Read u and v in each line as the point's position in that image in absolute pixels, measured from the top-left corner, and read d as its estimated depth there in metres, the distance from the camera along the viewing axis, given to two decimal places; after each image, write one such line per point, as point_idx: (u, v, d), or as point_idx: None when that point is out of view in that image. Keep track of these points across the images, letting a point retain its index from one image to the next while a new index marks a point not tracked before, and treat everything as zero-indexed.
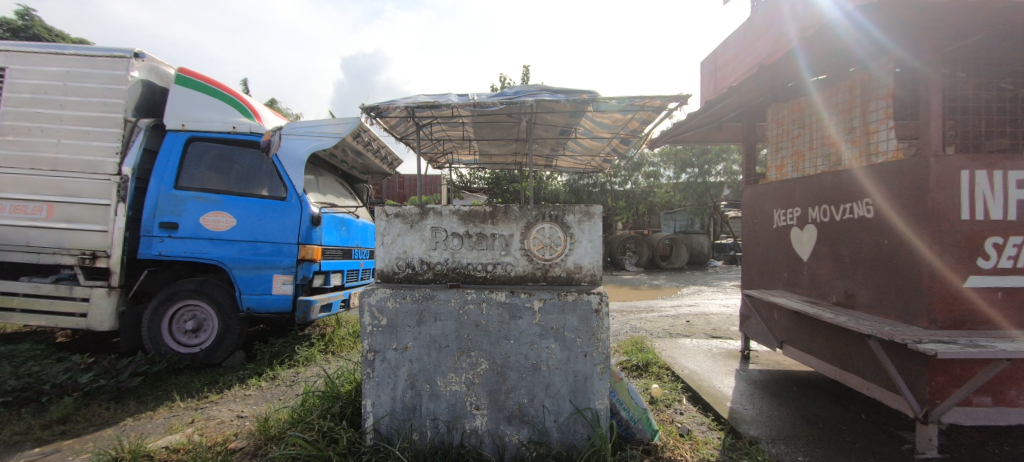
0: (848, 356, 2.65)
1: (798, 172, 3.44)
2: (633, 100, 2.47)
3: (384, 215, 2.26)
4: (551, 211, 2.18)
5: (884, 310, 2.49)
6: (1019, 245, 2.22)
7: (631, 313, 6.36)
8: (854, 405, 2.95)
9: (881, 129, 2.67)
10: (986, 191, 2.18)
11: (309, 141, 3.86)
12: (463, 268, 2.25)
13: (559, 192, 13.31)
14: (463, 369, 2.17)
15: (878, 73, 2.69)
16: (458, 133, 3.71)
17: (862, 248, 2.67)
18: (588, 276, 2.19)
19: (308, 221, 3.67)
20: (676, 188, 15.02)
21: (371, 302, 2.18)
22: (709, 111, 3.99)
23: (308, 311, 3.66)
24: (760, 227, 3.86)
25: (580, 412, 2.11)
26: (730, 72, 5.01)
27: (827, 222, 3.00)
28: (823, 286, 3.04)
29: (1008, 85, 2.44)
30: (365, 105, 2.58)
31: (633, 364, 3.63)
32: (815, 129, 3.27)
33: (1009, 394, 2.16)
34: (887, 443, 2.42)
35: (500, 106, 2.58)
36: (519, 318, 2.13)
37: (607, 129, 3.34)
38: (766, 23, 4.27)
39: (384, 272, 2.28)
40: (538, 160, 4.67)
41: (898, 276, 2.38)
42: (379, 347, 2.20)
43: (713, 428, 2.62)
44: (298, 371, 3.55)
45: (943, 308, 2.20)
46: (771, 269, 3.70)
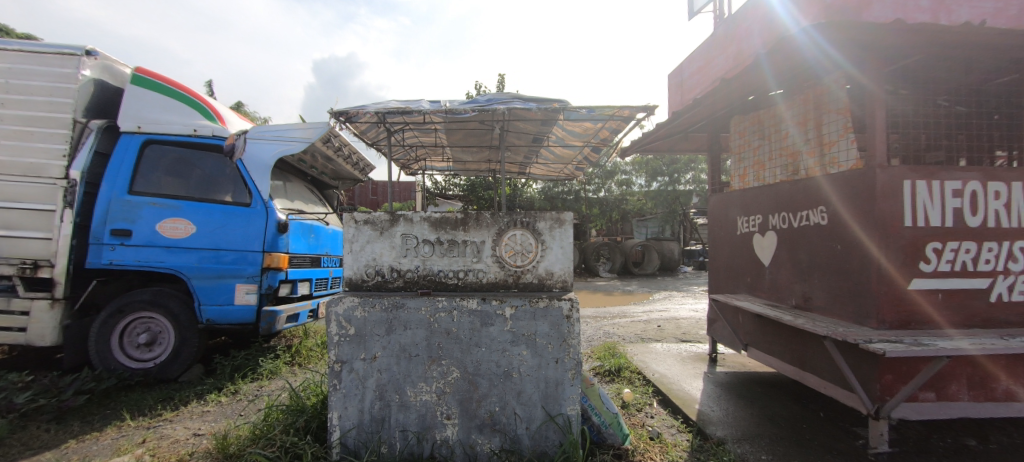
0: (806, 357, 2.77)
1: (760, 181, 3.64)
2: (603, 110, 2.53)
3: (353, 221, 2.20)
4: (522, 218, 2.19)
5: (838, 311, 2.63)
6: (955, 250, 2.40)
7: (604, 319, 6.45)
8: (813, 403, 3.08)
9: (835, 141, 2.85)
10: (925, 199, 2.35)
11: (275, 145, 3.73)
12: (434, 275, 2.22)
13: (534, 199, 13.43)
14: (434, 378, 2.14)
15: (832, 87, 2.87)
16: (431, 139, 3.69)
17: (818, 254, 2.81)
18: (559, 282, 2.21)
19: (273, 228, 3.54)
20: (648, 196, 15.44)
21: (338, 311, 2.12)
22: (677, 121, 4.13)
23: (273, 322, 3.49)
24: (724, 233, 4.01)
25: (552, 419, 2.11)
26: (695, 84, 5.21)
27: (786, 228, 3.15)
28: (783, 290, 3.18)
29: (943, 102, 2.65)
30: (334, 110, 2.53)
31: (606, 369, 3.67)
32: (774, 140, 3.45)
33: (950, 389, 2.31)
34: (843, 440, 2.54)
35: (472, 113, 2.58)
36: (490, 325, 2.12)
37: (578, 137, 3.40)
38: (727, 39, 4.47)
39: (352, 280, 2.22)
40: (512, 167, 4.71)
41: (851, 280, 2.52)
42: (347, 358, 2.13)
43: (682, 430, 2.67)
44: (262, 384, 3.40)
45: (891, 309, 2.34)
46: (735, 274, 3.84)
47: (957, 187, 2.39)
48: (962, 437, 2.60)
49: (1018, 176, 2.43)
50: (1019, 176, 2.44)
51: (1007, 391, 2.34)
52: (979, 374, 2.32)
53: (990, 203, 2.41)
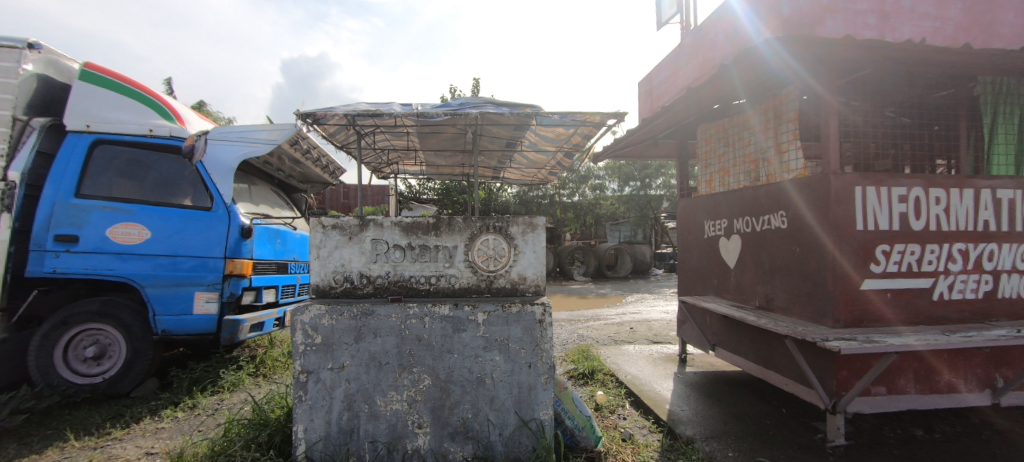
0: (769, 356, 2.88)
1: (725, 187, 3.78)
2: (574, 116, 2.57)
3: (320, 226, 2.13)
4: (495, 222, 2.18)
5: (798, 311, 2.75)
6: (902, 251, 2.56)
7: (578, 322, 6.51)
8: (777, 400, 3.20)
9: (790, 149, 3.01)
10: (875, 204, 2.50)
11: (238, 146, 3.58)
12: (405, 281, 2.18)
13: (510, 203, 13.42)
14: (405, 387, 2.09)
15: (788, 97, 3.02)
16: (402, 142, 3.63)
17: (779, 256, 2.94)
18: (532, 286, 2.21)
19: (236, 234, 3.39)
20: (621, 200, 15.72)
21: (303, 320, 2.05)
22: (647, 128, 4.24)
23: (236, 331, 3.30)
24: (692, 237, 4.13)
25: (525, 424, 2.11)
26: (663, 93, 5.38)
27: (749, 232, 3.27)
28: (747, 291, 3.30)
29: (890, 113, 2.83)
30: (301, 111, 2.46)
31: (579, 372, 3.70)
32: (737, 147, 3.61)
33: (899, 383, 2.45)
34: (803, 434, 2.65)
35: (445, 117, 2.56)
36: (463, 331, 2.09)
37: (551, 142, 3.43)
38: (694, 50, 4.63)
39: (319, 287, 2.15)
40: (485, 172, 4.69)
41: (809, 281, 2.64)
42: (313, 368, 2.06)
43: (654, 430, 2.72)
44: (223, 398, 3.24)
45: (845, 308, 2.47)
46: (703, 276, 3.96)
47: (903, 193, 2.55)
48: (910, 428, 2.76)
49: (956, 183, 2.62)
50: (957, 183, 2.63)
51: (949, 383, 2.51)
52: (925, 368, 2.48)
53: (932, 208, 2.59)
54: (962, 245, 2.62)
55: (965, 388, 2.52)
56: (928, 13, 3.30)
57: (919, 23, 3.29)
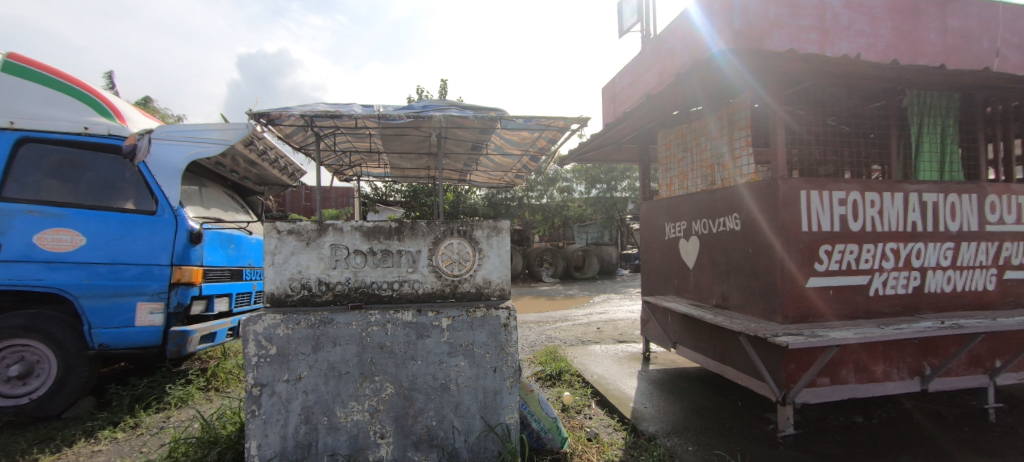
0: (725, 352, 3.02)
1: (684, 190, 3.93)
2: (538, 120, 2.58)
3: (274, 231, 2.03)
4: (459, 226, 2.16)
5: (751, 309, 2.89)
6: (842, 251, 2.74)
7: (547, 323, 6.56)
8: (733, 394, 3.35)
9: (743, 155, 3.18)
10: (818, 207, 2.68)
11: (186, 147, 3.35)
12: (366, 287, 2.12)
13: (478, 206, 13.35)
14: (366, 396, 2.03)
15: (741, 106, 3.19)
16: (365, 144, 3.54)
17: (733, 256, 3.08)
18: (497, 290, 2.20)
19: (184, 239, 3.18)
20: (588, 202, 15.98)
21: (256, 330, 1.95)
22: (610, 133, 4.34)
23: (183, 344, 3.12)
24: (654, 238, 4.26)
25: (491, 429, 2.09)
26: (625, 99, 5.52)
27: (706, 234, 3.41)
28: (705, 290, 3.44)
29: (831, 122, 3.04)
30: (253, 111, 2.34)
31: (546, 374, 3.73)
32: (694, 153, 3.76)
33: (841, 374, 2.62)
34: (757, 425, 2.79)
35: (408, 119, 2.51)
36: (427, 337, 2.06)
37: (516, 146, 3.44)
38: (655, 57, 4.79)
39: (274, 296, 2.05)
40: (451, 174, 4.65)
41: (760, 280, 2.79)
42: (267, 380, 1.97)
43: (618, 429, 2.78)
44: (169, 415, 3.02)
45: (793, 305, 2.62)
46: (664, 276, 4.09)
47: (843, 197, 2.74)
48: (851, 415, 2.97)
49: (888, 187, 2.85)
50: (889, 188, 2.85)
51: (884, 372, 2.71)
52: (863, 359, 2.67)
53: (868, 210, 2.80)
54: (894, 245, 2.85)
55: (898, 377, 2.73)
56: (862, 30, 3.58)
57: (854, 39, 3.57)
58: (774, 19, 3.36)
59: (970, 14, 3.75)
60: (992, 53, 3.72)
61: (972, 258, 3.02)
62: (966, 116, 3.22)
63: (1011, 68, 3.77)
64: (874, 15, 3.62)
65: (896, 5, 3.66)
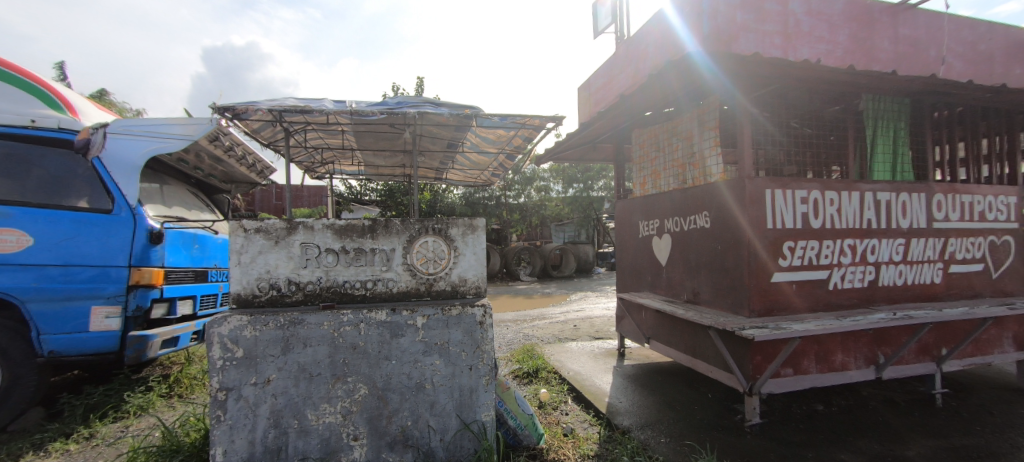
0: (696, 346, 3.11)
1: (657, 189, 4.02)
2: (514, 118, 2.59)
3: (241, 230, 1.95)
4: (434, 224, 2.15)
5: (720, 304, 2.99)
6: (804, 247, 2.88)
7: (524, 322, 6.58)
8: (704, 386, 3.46)
9: (712, 155, 3.30)
10: (781, 205, 2.80)
11: (144, 142, 3.17)
12: (339, 286, 2.07)
13: (456, 205, 13.27)
14: (338, 398, 1.99)
15: (710, 108, 3.30)
16: (337, 141, 3.45)
17: (703, 253, 3.19)
18: (472, 288, 2.20)
19: (143, 239, 3.02)
20: (565, 201, 16.13)
21: (221, 332, 1.88)
22: (585, 133, 4.40)
23: (143, 349, 2.93)
24: (628, 236, 4.34)
25: (467, 427, 2.09)
26: (601, 99, 5.61)
27: (678, 232, 3.51)
28: (677, 286, 3.54)
29: (795, 123, 3.17)
30: (217, 105, 2.24)
31: (523, 371, 3.74)
32: (666, 152, 3.87)
33: (803, 364, 2.75)
34: (726, 416, 2.89)
35: (381, 115, 2.46)
36: (401, 336, 2.03)
37: (492, 144, 3.44)
38: (628, 59, 4.89)
39: (240, 296, 1.98)
40: (427, 173, 4.60)
41: (728, 275, 2.89)
42: (233, 384, 1.90)
43: (593, 423, 2.82)
44: (128, 424, 2.86)
45: (759, 299, 2.73)
46: (638, 273, 4.18)
47: (804, 196, 2.87)
48: (813, 403, 3.12)
49: (845, 186, 3.01)
50: (847, 187, 3.01)
51: (843, 362, 2.86)
52: (823, 350, 2.80)
53: (827, 208, 2.94)
54: (851, 241, 3.01)
55: (855, 366, 2.89)
56: (823, 37, 3.76)
57: (815, 45, 3.74)
58: (741, 24, 3.48)
59: (919, 24, 4.00)
60: (939, 61, 3.98)
61: (921, 253, 3.22)
62: (916, 120, 3.42)
63: (956, 75, 4.04)
64: (833, 23, 3.81)
65: (853, 14, 3.87)
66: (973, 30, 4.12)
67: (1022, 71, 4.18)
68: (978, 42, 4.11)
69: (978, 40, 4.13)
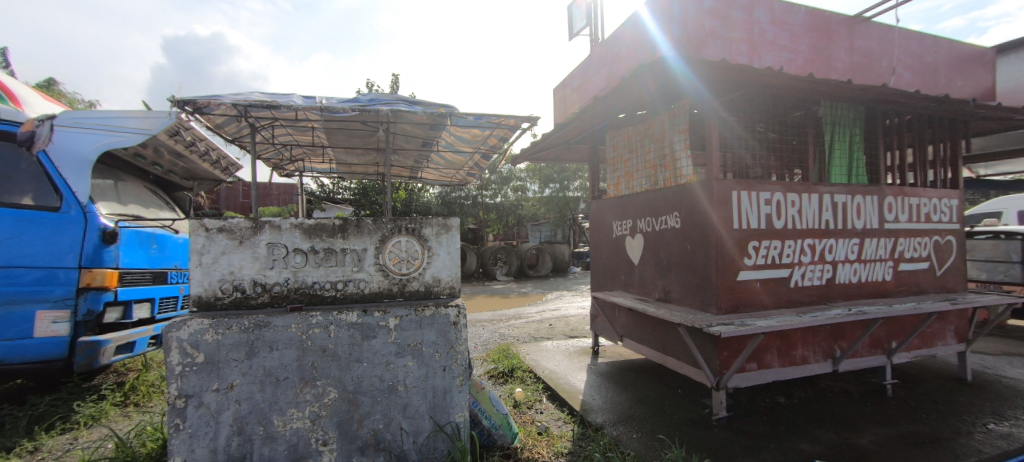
0: (667, 343, 3.19)
1: (630, 190, 4.10)
2: (489, 117, 2.58)
3: (202, 229, 1.87)
4: (407, 224, 2.12)
5: (690, 302, 3.08)
6: (768, 246, 3.00)
7: (500, 321, 6.59)
8: (674, 382, 3.57)
9: (682, 158, 3.38)
10: (746, 206, 2.92)
11: (96, 135, 2.98)
12: (307, 288, 2.01)
13: (432, 204, 13.12)
14: (307, 403, 1.93)
15: (680, 111, 3.39)
16: (307, 138, 3.35)
17: (673, 253, 3.28)
18: (446, 288, 2.18)
19: (96, 239, 2.84)
20: (542, 201, 16.23)
21: (180, 337, 1.79)
22: (561, 134, 4.44)
23: (95, 355, 2.76)
24: (603, 236, 4.41)
25: (440, 428, 2.07)
26: (577, 101, 5.67)
27: (650, 232, 3.59)
28: (648, 285, 3.62)
29: (760, 128, 3.31)
30: (176, 98, 2.13)
31: (499, 371, 3.75)
32: (639, 154, 3.94)
33: (766, 359, 2.87)
34: (694, 410, 2.98)
35: (353, 112, 2.40)
36: (373, 338, 2.00)
37: (467, 143, 3.42)
38: (604, 61, 4.97)
39: (201, 299, 1.89)
40: (401, 171, 4.53)
41: (697, 274, 2.98)
42: (193, 390, 1.82)
43: (568, 421, 2.86)
44: (77, 435, 2.68)
45: (726, 297, 2.83)
46: (612, 272, 4.25)
47: (767, 197, 3.00)
48: (775, 396, 3.26)
49: (806, 189, 3.16)
50: (807, 189, 3.16)
51: (803, 356, 3.00)
52: (785, 345, 2.93)
53: (789, 210, 3.08)
54: (811, 241, 3.16)
55: (814, 359, 3.04)
56: (785, 45, 3.93)
57: (778, 53, 3.91)
58: (710, 30, 3.61)
59: (872, 37, 4.25)
60: (890, 72, 4.23)
61: (874, 252, 3.42)
62: (871, 127, 3.62)
63: (905, 85, 4.31)
64: (795, 32, 4.00)
65: (813, 25, 4.07)
66: (920, 44, 4.41)
67: (963, 83, 4.50)
68: (924, 54, 4.40)
69: (924, 53, 4.41)
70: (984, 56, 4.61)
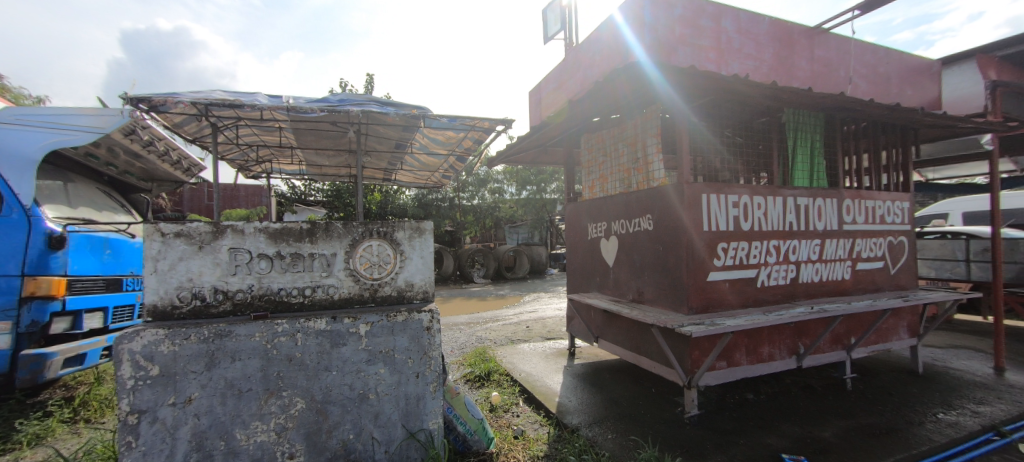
0: (641, 344, 3.24)
1: (605, 192, 4.15)
2: (463, 119, 2.56)
3: (157, 234, 1.77)
4: (379, 227, 2.06)
5: (662, 302, 3.14)
6: (736, 247, 3.10)
7: (478, 324, 6.55)
8: (648, 381, 3.63)
9: (654, 161, 3.45)
10: (715, 209, 3.01)
11: (43, 133, 2.80)
12: (272, 294, 1.94)
13: (408, 206, 12.93)
14: (272, 415, 1.86)
15: (652, 117, 3.46)
16: (275, 138, 3.23)
17: (647, 254, 3.34)
18: (419, 293, 2.14)
19: (41, 245, 2.64)
20: (519, 204, 16.27)
21: (133, 349, 1.68)
22: (536, 136, 4.46)
23: (40, 369, 2.56)
24: (578, 238, 4.45)
25: (413, 436, 2.03)
26: (552, 104, 5.72)
27: (624, 234, 3.65)
28: (623, 286, 3.67)
29: (728, 133, 3.41)
30: (129, 95, 2.01)
31: (475, 375, 3.71)
32: (613, 157, 4.00)
33: (735, 357, 2.96)
34: (667, 409, 3.04)
35: (322, 113, 2.33)
36: (342, 345, 1.94)
37: (442, 145, 3.38)
38: (578, 65, 5.02)
39: (156, 308, 1.79)
40: (374, 173, 4.44)
41: (669, 275, 3.05)
42: (147, 406, 1.72)
43: (544, 424, 2.86)
44: (18, 456, 2.48)
45: (696, 297, 2.90)
46: (587, 274, 4.29)
47: (735, 200, 3.10)
48: (744, 393, 3.36)
49: (771, 192, 3.28)
50: (772, 192, 3.29)
51: (769, 353, 3.11)
52: (753, 343, 3.03)
53: (755, 212, 3.19)
54: (776, 242, 3.29)
55: (780, 356, 3.15)
56: (751, 54, 4.08)
57: (744, 61, 4.05)
58: (680, 38, 3.74)
59: (831, 47, 4.47)
60: (847, 81, 4.46)
61: (834, 253, 3.58)
62: (830, 133, 3.80)
63: (861, 94, 4.54)
64: (760, 41, 4.15)
65: (776, 34, 4.24)
66: (874, 55, 4.67)
67: (913, 92, 4.78)
68: (878, 65, 4.66)
69: (878, 64, 4.68)
70: (931, 67, 4.91)
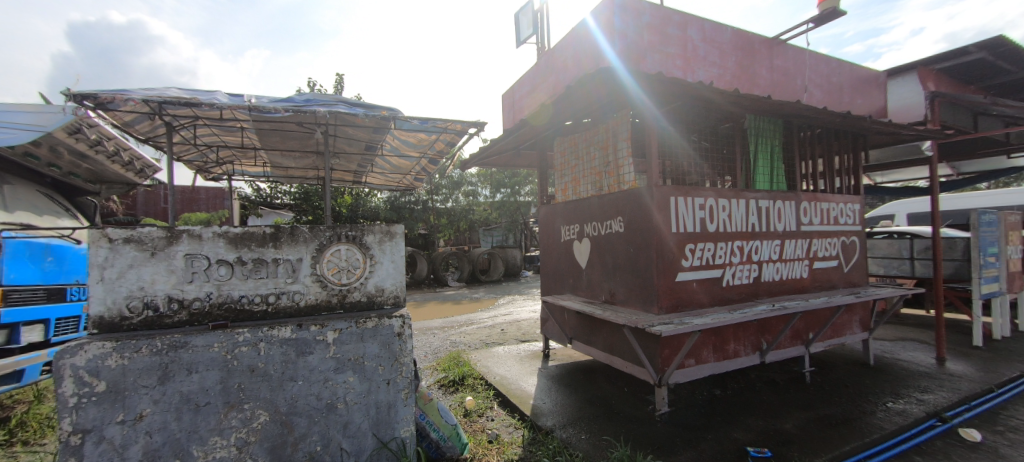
0: (614, 344, 3.29)
1: (577, 195, 4.20)
2: (435, 121, 2.53)
3: (104, 240, 1.66)
4: (347, 231, 2.00)
5: (633, 303, 3.21)
6: (703, 248, 3.21)
7: (452, 328, 6.49)
8: (621, 381, 3.69)
9: (625, 165, 3.52)
10: (683, 211, 3.11)
11: None
12: (233, 302, 1.85)
13: (380, 209, 12.70)
14: (232, 429, 1.77)
15: (622, 121, 3.53)
16: (236, 138, 3.10)
17: (618, 256, 3.40)
18: (390, 298, 2.09)
19: None
20: (494, 206, 16.27)
21: (76, 363, 1.57)
22: (509, 139, 4.47)
23: None
24: (551, 241, 4.48)
25: (384, 445, 1.98)
26: (525, 107, 5.76)
27: (596, 236, 3.70)
28: (595, 288, 3.72)
29: (694, 138, 3.53)
30: (72, 91, 1.88)
31: (449, 379, 3.67)
32: (585, 160, 4.06)
33: (703, 355, 3.05)
34: (639, 407, 3.11)
35: (287, 113, 2.25)
36: (309, 354, 1.87)
37: (413, 148, 3.34)
38: (551, 69, 5.08)
39: (102, 320, 1.67)
40: (343, 176, 4.33)
41: (640, 276, 3.12)
42: (92, 425, 1.61)
43: (518, 427, 2.86)
44: None
45: (666, 297, 2.98)
46: (561, 276, 4.32)
47: (702, 202, 3.21)
48: (712, 389, 3.48)
49: (734, 195, 3.42)
50: (735, 195, 3.42)
51: (735, 350, 3.22)
52: (720, 340, 3.14)
53: (720, 214, 3.32)
54: (740, 242, 3.42)
55: (744, 353, 3.28)
56: (715, 62, 4.24)
57: (709, 69, 4.21)
58: (648, 45, 3.86)
59: (788, 57, 4.71)
60: (803, 90, 4.72)
61: (793, 252, 3.77)
62: (789, 138, 4.00)
63: (816, 102, 4.81)
64: (723, 50, 4.33)
65: (738, 44, 4.43)
66: (827, 66, 4.96)
67: (863, 101, 5.10)
68: (831, 75, 4.95)
69: (830, 74, 4.97)
70: (877, 78, 5.27)
